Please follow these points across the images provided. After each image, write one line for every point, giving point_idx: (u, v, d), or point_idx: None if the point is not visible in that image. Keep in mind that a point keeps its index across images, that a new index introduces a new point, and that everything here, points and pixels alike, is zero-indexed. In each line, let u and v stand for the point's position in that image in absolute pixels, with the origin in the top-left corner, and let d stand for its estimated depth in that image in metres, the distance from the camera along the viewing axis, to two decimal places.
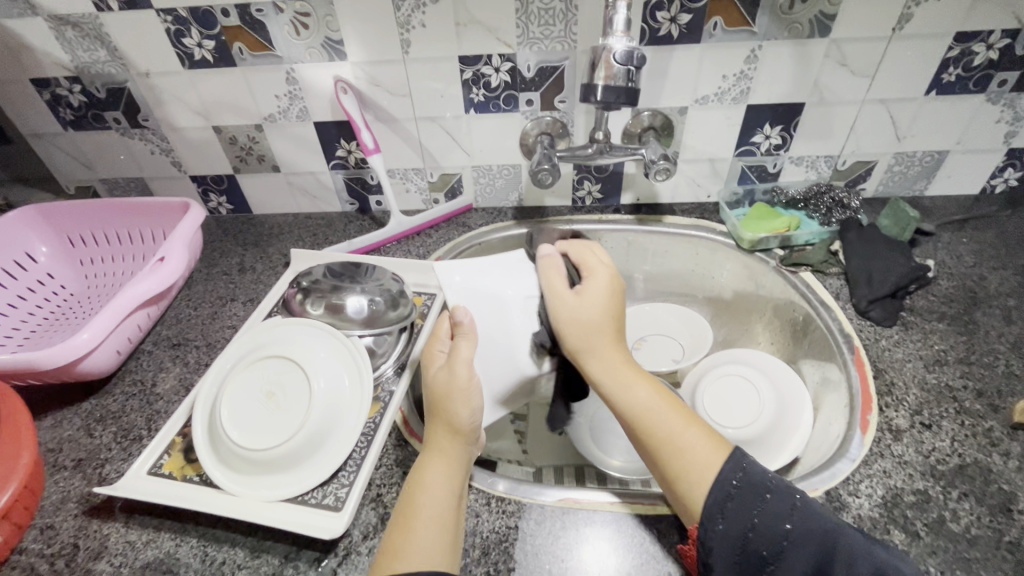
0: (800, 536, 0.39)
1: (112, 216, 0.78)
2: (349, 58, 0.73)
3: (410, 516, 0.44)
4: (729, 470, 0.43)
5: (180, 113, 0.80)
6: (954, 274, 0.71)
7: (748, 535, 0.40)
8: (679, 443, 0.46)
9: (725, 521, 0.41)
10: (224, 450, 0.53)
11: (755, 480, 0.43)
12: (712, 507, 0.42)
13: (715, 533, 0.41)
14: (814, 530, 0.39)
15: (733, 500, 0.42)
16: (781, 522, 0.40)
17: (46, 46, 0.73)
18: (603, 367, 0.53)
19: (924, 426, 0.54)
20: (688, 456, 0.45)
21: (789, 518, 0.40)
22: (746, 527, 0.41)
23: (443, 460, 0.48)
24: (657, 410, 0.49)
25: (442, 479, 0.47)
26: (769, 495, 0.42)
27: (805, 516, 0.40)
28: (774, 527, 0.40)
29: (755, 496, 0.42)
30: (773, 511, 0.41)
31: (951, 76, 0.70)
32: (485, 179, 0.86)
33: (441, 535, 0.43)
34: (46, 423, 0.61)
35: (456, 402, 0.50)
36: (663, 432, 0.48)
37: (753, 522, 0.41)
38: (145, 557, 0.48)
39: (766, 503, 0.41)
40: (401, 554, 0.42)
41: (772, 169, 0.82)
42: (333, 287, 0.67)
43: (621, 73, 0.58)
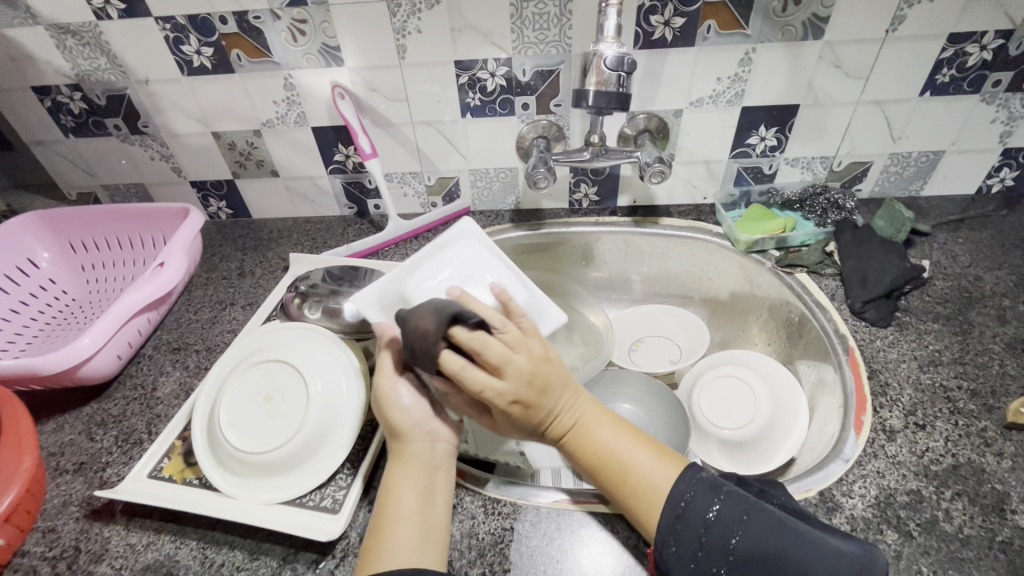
0: (745, 552, 0.40)
1: (113, 221, 0.79)
2: (346, 64, 0.73)
3: (382, 521, 0.45)
4: (676, 494, 0.43)
5: (179, 119, 0.81)
6: (949, 274, 0.71)
7: (698, 556, 0.40)
8: (629, 473, 0.45)
9: (676, 543, 0.41)
10: (223, 454, 0.53)
11: (703, 498, 0.42)
12: (663, 532, 0.42)
13: (668, 554, 0.41)
14: (762, 545, 0.39)
15: (682, 520, 0.42)
16: (728, 537, 0.40)
17: (47, 55, 0.74)
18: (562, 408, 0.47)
19: (918, 426, 0.55)
20: (643, 486, 0.44)
21: (735, 534, 0.40)
22: (696, 547, 0.41)
23: (405, 463, 0.48)
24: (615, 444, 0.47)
25: (410, 480, 0.47)
26: (714, 514, 0.41)
27: (755, 530, 0.40)
28: (720, 546, 0.40)
29: (702, 516, 0.41)
30: (719, 530, 0.41)
31: (945, 77, 0.70)
32: (482, 183, 0.86)
33: (415, 532, 0.44)
34: (48, 428, 0.61)
35: (392, 409, 0.49)
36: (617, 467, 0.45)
37: (700, 540, 0.41)
38: (145, 560, 0.49)
39: (714, 520, 0.41)
40: (379, 557, 0.42)
41: (767, 170, 0.82)
42: (330, 291, 0.69)
43: (614, 79, 0.59)
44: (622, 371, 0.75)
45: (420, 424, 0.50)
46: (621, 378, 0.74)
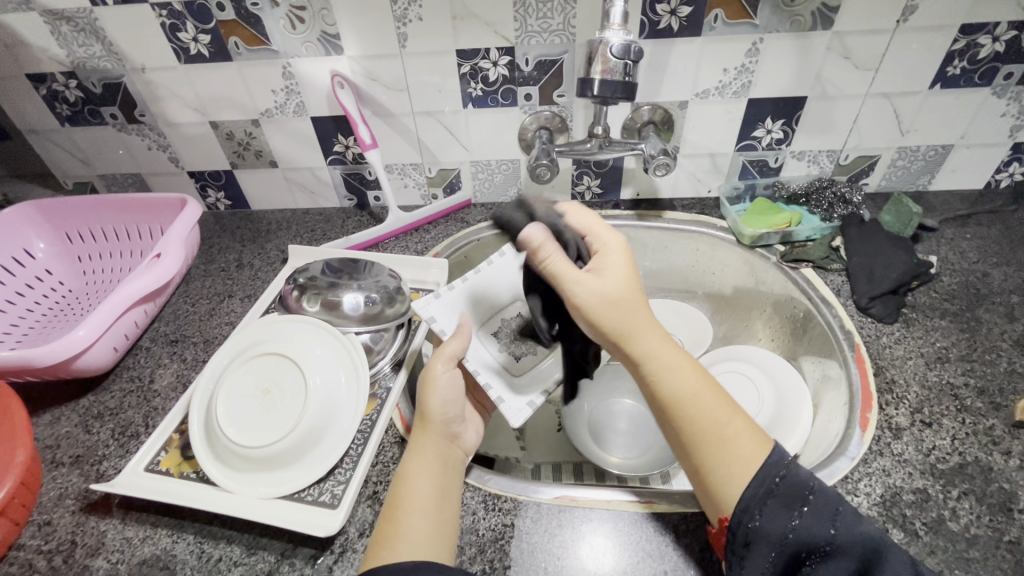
0: (844, 543, 0.38)
1: (109, 212, 0.78)
2: (345, 52, 0.72)
3: (396, 507, 0.45)
4: (772, 465, 0.41)
5: (177, 108, 0.79)
6: (957, 270, 0.70)
7: (788, 535, 0.39)
8: (722, 433, 0.44)
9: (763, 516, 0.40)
10: (220, 447, 0.53)
11: (796, 486, 0.40)
12: (749, 502, 0.41)
13: (751, 530, 0.40)
14: (859, 536, 0.38)
15: (772, 500, 0.40)
16: (826, 527, 0.38)
17: (41, 42, 0.73)
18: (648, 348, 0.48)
19: (924, 424, 0.54)
20: (730, 443, 0.43)
21: (836, 523, 0.38)
22: (786, 528, 0.39)
23: (424, 455, 0.49)
24: (703, 398, 0.46)
25: (425, 472, 0.47)
26: (810, 499, 0.40)
27: (851, 522, 0.38)
28: (817, 531, 0.38)
29: (796, 501, 0.40)
30: (815, 517, 0.39)
31: (955, 69, 0.69)
32: (484, 175, 0.85)
33: (428, 524, 0.44)
34: (43, 419, 0.61)
35: (428, 397, 0.52)
36: (702, 418, 0.45)
37: (793, 524, 0.39)
38: (141, 554, 0.49)
39: (809, 506, 0.39)
40: (390, 544, 0.42)
41: (773, 164, 0.81)
42: (329, 284, 0.68)
43: (619, 67, 0.58)
44: None
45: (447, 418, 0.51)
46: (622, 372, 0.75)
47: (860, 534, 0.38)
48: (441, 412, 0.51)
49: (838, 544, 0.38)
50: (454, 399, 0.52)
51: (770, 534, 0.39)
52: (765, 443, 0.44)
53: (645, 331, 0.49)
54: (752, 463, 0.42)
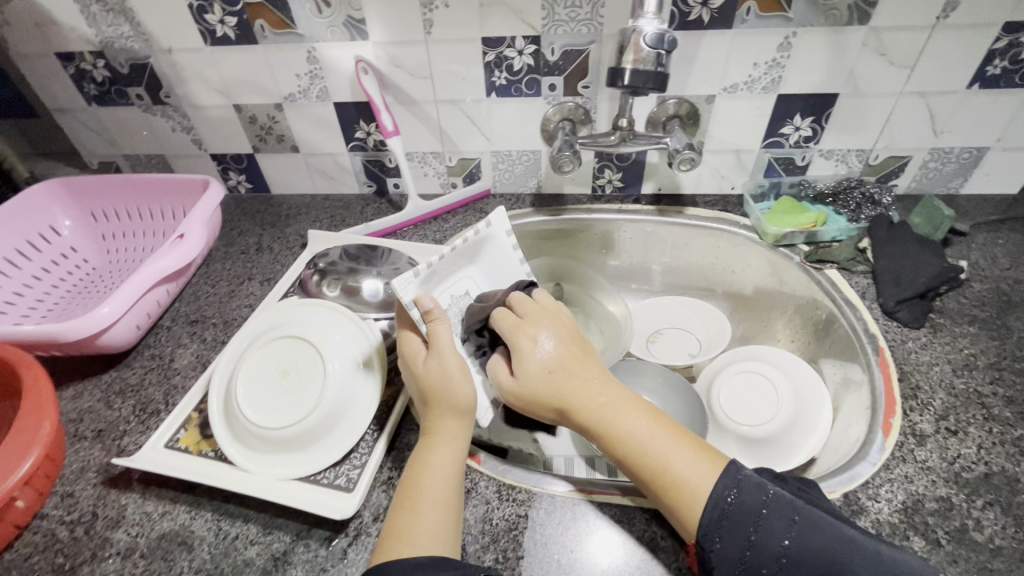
0: (798, 555, 0.39)
1: (132, 192, 0.79)
2: (370, 37, 0.72)
3: (413, 499, 0.44)
4: (723, 488, 0.41)
5: (201, 91, 0.80)
6: (987, 276, 0.69)
7: (746, 554, 0.40)
8: (668, 471, 0.43)
9: (721, 540, 0.40)
10: (239, 428, 0.53)
11: (749, 500, 0.41)
12: (707, 527, 0.41)
13: (713, 553, 0.40)
14: (815, 547, 0.39)
15: (728, 521, 0.41)
16: (780, 539, 0.40)
17: (71, 21, 0.74)
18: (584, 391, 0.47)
19: (950, 432, 0.53)
20: (680, 484, 0.42)
21: (789, 535, 0.40)
22: (744, 548, 0.40)
23: (449, 443, 0.47)
24: (651, 437, 0.45)
25: (447, 464, 0.46)
26: (765, 512, 0.41)
27: (806, 532, 0.39)
28: (772, 546, 0.40)
29: (750, 519, 0.41)
30: (770, 532, 0.40)
31: (996, 69, 0.67)
32: (504, 165, 0.85)
33: (445, 518, 0.43)
34: (68, 393, 0.62)
35: (454, 383, 0.49)
36: (651, 460, 0.43)
37: (750, 541, 0.40)
38: (160, 529, 0.49)
39: (763, 520, 0.40)
40: (408, 538, 0.41)
41: (800, 162, 0.79)
42: (349, 269, 0.68)
43: (652, 57, 0.57)
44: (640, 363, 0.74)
45: (456, 400, 0.49)
46: (637, 370, 0.73)
47: (817, 544, 0.39)
48: (470, 399, 0.49)
49: (794, 557, 0.39)
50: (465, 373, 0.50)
51: (731, 552, 0.40)
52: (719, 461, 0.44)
53: (584, 388, 0.47)
54: (706, 486, 0.42)
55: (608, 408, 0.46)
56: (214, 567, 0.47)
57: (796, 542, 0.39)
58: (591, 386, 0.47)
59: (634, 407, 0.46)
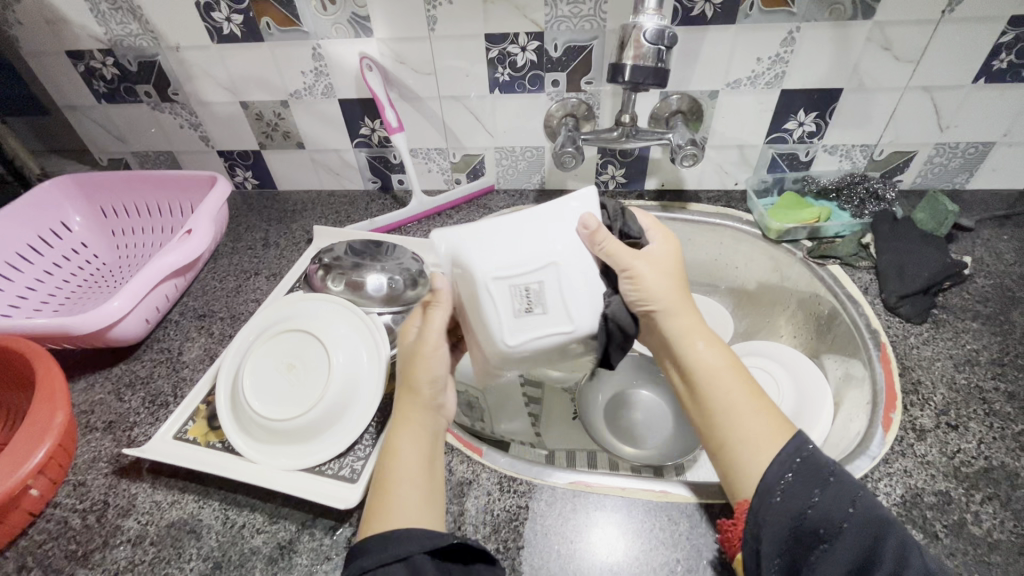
0: (861, 521, 0.38)
1: (142, 188, 0.80)
2: (374, 35, 0.72)
3: (384, 483, 0.45)
4: (794, 447, 0.42)
5: (209, 87, 0.81)
6: (992, 272, 0.68)
7: (805, 514, 0.39)
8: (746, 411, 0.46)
9: (782, 495, 0.40)
10: (246, 419, 0.54)
11: (817, 464, 0.42)
12: (772, 480, 0.41)
13: (769, 508, 0.40)
14: (874, 515, 0.39)
15: (792, 478, 0.41)
16: (843, 507, 0.39)
17: (80, 19, 0.75)
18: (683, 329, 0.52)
19: (950, 427, 0.53)
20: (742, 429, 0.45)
21: (852, 503, 0.39)
22: (804, 506, 0.40)
23: (413, 428, 0.48)
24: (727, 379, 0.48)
25: (413, 445, 0.47)
26: (831, 479, 0.41)
27: (868, 504, 0.39)
28: (836, 510, 0.39)
29: (817, 480, 0.41)
30: (834, 497, 0.40)
31: (1002, 63, 0.67)
32: (508, 161, 0.85)
33: (418, 495, 0.44)
34: (79, 385, 0.63)
35: (420, 365, 0.49)
36: (725, 399, 0.47)
37: (811, 504, 0.40)
38: (169, 517, 0.50)
39: (827, 486, 0.40)
40: (385, 517, 0.42)
41: (804, 157, 0.79)
42: (353, 265, 0.69)
43: (652, 53, 0.57)
44: None
45: (436, 381, 0.50)
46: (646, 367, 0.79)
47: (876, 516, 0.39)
48: (433, 382, 0.49)
49: (854, 522, 0.38)
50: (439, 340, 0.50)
51: (789, 509, 0.40)
52: (788, 428, 0.45)
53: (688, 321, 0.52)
54: (773, 445, 0.43)
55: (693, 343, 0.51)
56: (222, 554, 0.48)
57: (859, 510, 0.39)
58: (688, 317, 0.52)
59: (719, 355, 0.50)
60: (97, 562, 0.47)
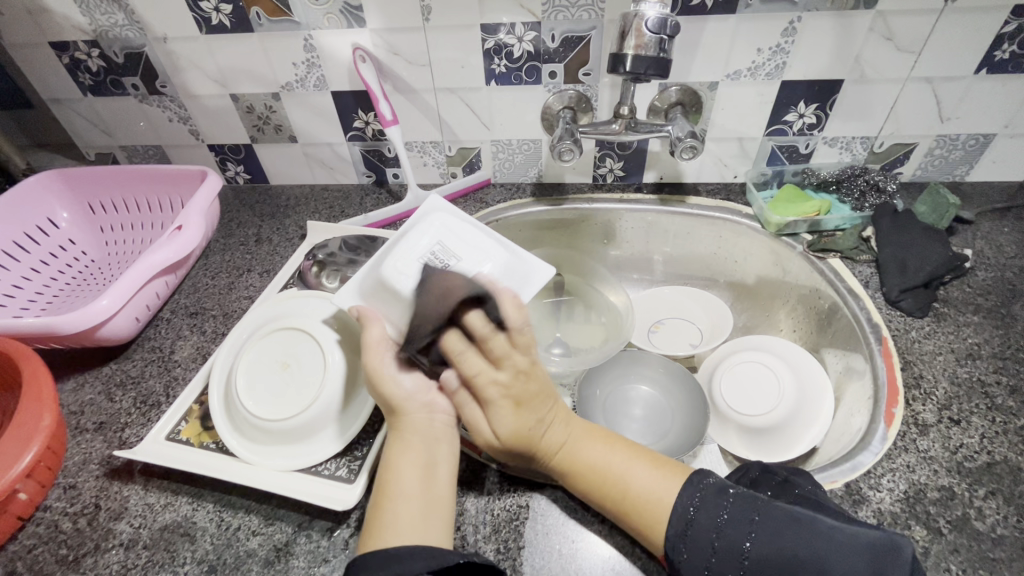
0: (759, 553, 0.40)
1: (130, 183, 0.78)
2: (367, 25, 0.71)
3: (383, 498, 0.45)
4: (685, 499, 0.44)
5: (198, 80, 0.79)
6: (993, 265, 0.68)
7: (713, 559, 0.41)
8: (629, 492, 0.45)
9: (687, 550, 0.42)
10: (240, 419, 0.53)
11: (712, 501, 0.43)
12: (673, 540, 0.42)
13: (682, 563, 0.41)
14: (776, 543, 0.40)
15: (693, 525, 0.42)
16: (711, 537, 0.42)
17: (64, 10, 0.73)
18: (559, 432, 0.49)
19: (952, 421, 0.53)
20: (641, 503, 0.45)
21: (749, 536, 0.41)
22: (710, 551, 0.41)
23: (405, 442, 0.47)
24: (607, 461, 0.48)
25: (410, 461, 0.46)
26: (725, 513, 0.42)
27: (764, 530, 0.41)
28: (735, 547, 0.41)
29: (715, 517, 0.43)
30: (731, 531, 0.42)
31: (1004, 53, 0.66)
32: (504, 155, 0.84)
33: (419, 510, 0.43)
34: (68, 386, 0.62)
35: (383, 386, 0.48)
36: (611, 488, 0.46)
37: (714, 545, 0.41)
38: (162, 520, 0.49)
39: (724, 522, 0.42)
40: (380, 534, 0.42)
41: (803, 149, 0.78)
42: (348, 261, 0.69)
43: (653, 43, 0.56)
44: (643, 352, 0.73)
45: (414, 397, 0.48)
46: (641, 359, 0.73)
47: (774, 542, 0.40)
48: (404, 397, 0.48)
49: (755, 558, 0.40)
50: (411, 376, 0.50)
51: (702, 543, 0.42)
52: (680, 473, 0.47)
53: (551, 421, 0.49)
54: (668, 498, 0.45)
55: (568, 445, 0.49)
56: (217, 558, 0.47)
57: (758, 541, 0.41)
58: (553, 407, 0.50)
59: (593, 440, 0.50)
60: (89, 566, 0.46)
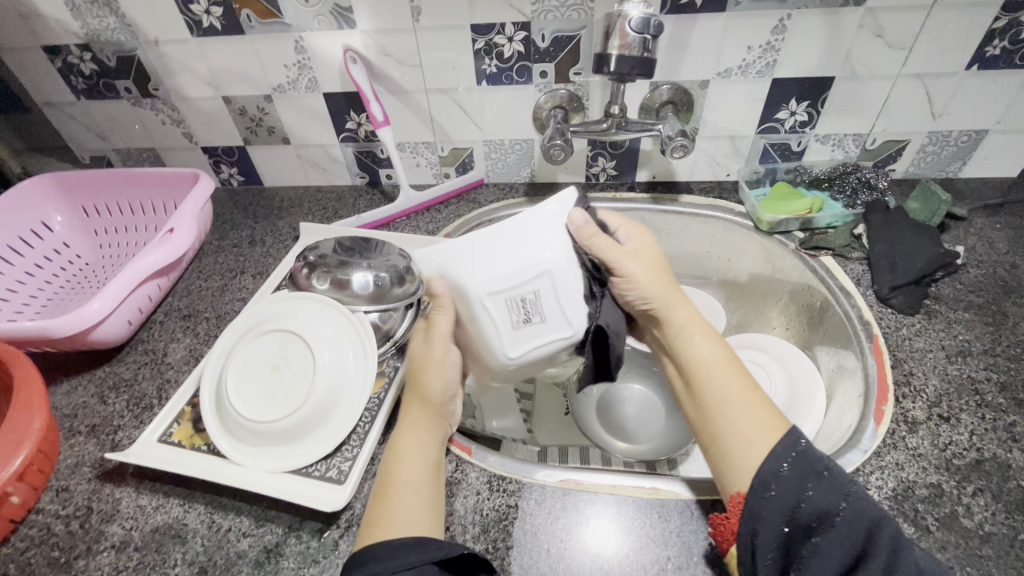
0: (853, 513, 0.38)
1: (124, 186, 0.78)
2: (358, 26, 0.71)
3: (386, 487, 0.46)
4: (784, 448, 0.42)
5: (191, 83, 0.79)
6: (984, 261, 0.68)
7: (798, 505, 0.39)
8: (737, 408, 0.47)
9: (776, 488, 0.40)
10: (230, 421, 0.53)
11: (811, 460, 0.41)
12: (763, 477, 0.41)
13: (765, 496, 0.40)
14: (867, 512, 0.38)
15: (786, 471, 0.41)
16: (804, 486, 0.39)
17: (55, 13, 0.73)
18: (681, 323, 0.53)
19: (942, 419, 0.53)
20: (740, 425, 0.45)
21: (846, 497, 0.38)
22: (798, 498, 0.39)
23: (417, 433, 0.50)
24: (721, 374, 0.49)
25: (419, 452, 0.48)
26: (824, 473, 0.40)
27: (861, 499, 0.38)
28: (828, 504, 0.38)
29: (811, 472, 0.40)
30: (828, 489, 0.39)
31: (995, 49, 0.66)
32: (496, 155, 0.84)
33: (422, 502, 0.45)
34: (61, 388, 0.62)
35: (431, 373, 0.50)
36: (718, 397, 0.48)
37: (804, 494, 0.39)
38: (153, 522, 0.50)
39: (820, 481, 0.40)
40: (382, 522, 0.43)
41: (796, 147, 0.78)
42: (339, 263, 0.67)
43: (637, 42, 0.56)
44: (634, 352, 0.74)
45: (446, 396, 0.51)
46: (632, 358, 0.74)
47: (868, 511, 0.38)
48: (441, 393, 0.51)
49: (847, 516, 0.37)
50: (454, 376, 0.52)
51: (782, 503, 0.39)
52: (782, 428, 0.45)
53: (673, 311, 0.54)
54: (768, 439, 0.44)
55: (683, 335, 0.53)
56: (207, 559, 0.47)
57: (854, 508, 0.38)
58: (677, 300, 0.54)
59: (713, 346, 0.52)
60: (81, 568, 0.47)
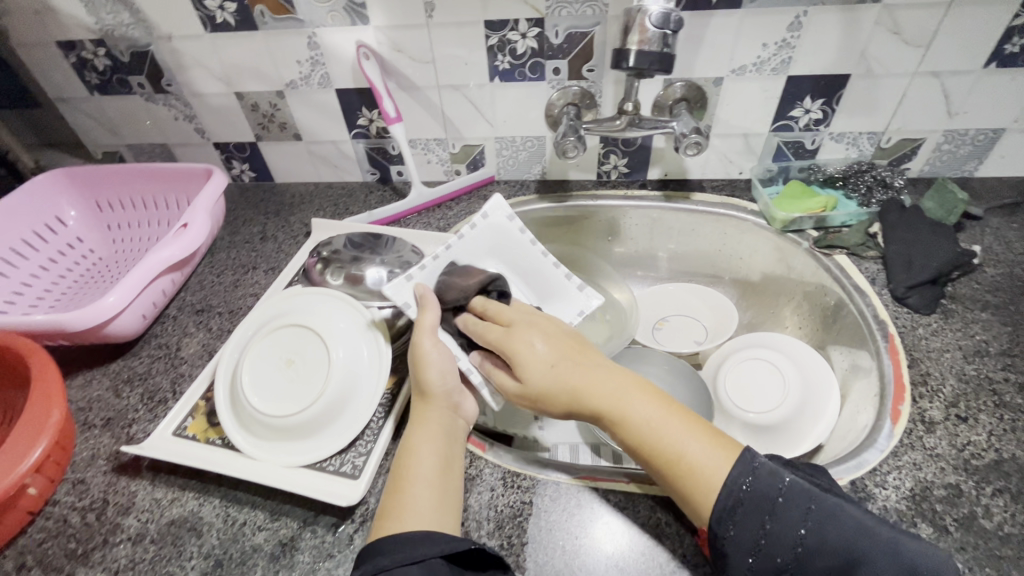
0: (815, 543, 0.38)
1: (136, 181, 0.79)
2: (371, 22, 0.70)
3: (402, 482, 0.45)
4: (738, 475, 0.41)
5: (203, 79, 0.79)
6: (1001, 261, 0.67)
7: (760, 542, 0.39)
8: (681, 459, 0.42)
9: (734, 526, 0.40)
10: (245, 415, 0.54)
11: (766, 485, 0.41)
12: (721, 514, 0.40)
13: (728, 538, 0.40)
14: (831, 537, 0.38)
15: (743, 507, 0.40)
16: (761, 522, 0.40)
17: (70, 9, 0.73)
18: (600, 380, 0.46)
19: (959, 419, 0.52)
20: (695, 471, 0.42)
21: (804, 524, 0.39)
22: (757, 535, 0.40)
23: (430, 430, 0.48)
24: (659, 421, 0.44)
25: (432, 449, 0.47)
26: (781, 498, 0.40)
27: (825, 521, 0.39)
28: (788, 535, 0.39)
29: (765, 506, 0.40)
30: (788, 518, 0.39)
31: (1015, 47, 0.65)
32: (508, 152, 0.84)
33: (436, 498, 0.44)
34: (76, 382, 0.63)
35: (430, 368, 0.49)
36: (667, 451, 0.43)
37: (764, 529, 0.40)
38: (169, 515, 0.50)
39: (779, 508, 0.40)
40: (397, 517, 0.42)
41: (809, 145, 0.78)
42: (352, 258, 0.69)
43: (656, 38, 0.56)
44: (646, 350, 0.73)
45: (451, 391, 0.50)
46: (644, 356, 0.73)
47: (832, 536, 0.38)
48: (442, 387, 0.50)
49: (810, 545, 0.38)
50: (452, 369, 0.51)
51: (744, 542, 0.40)
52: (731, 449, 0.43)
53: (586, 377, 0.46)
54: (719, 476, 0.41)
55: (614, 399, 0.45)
56: (223, 552, 0.47)
57: (813, 529, 0.39)
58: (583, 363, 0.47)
59: (643, 392, 0.46)
60: (98, 560, 0.47)
